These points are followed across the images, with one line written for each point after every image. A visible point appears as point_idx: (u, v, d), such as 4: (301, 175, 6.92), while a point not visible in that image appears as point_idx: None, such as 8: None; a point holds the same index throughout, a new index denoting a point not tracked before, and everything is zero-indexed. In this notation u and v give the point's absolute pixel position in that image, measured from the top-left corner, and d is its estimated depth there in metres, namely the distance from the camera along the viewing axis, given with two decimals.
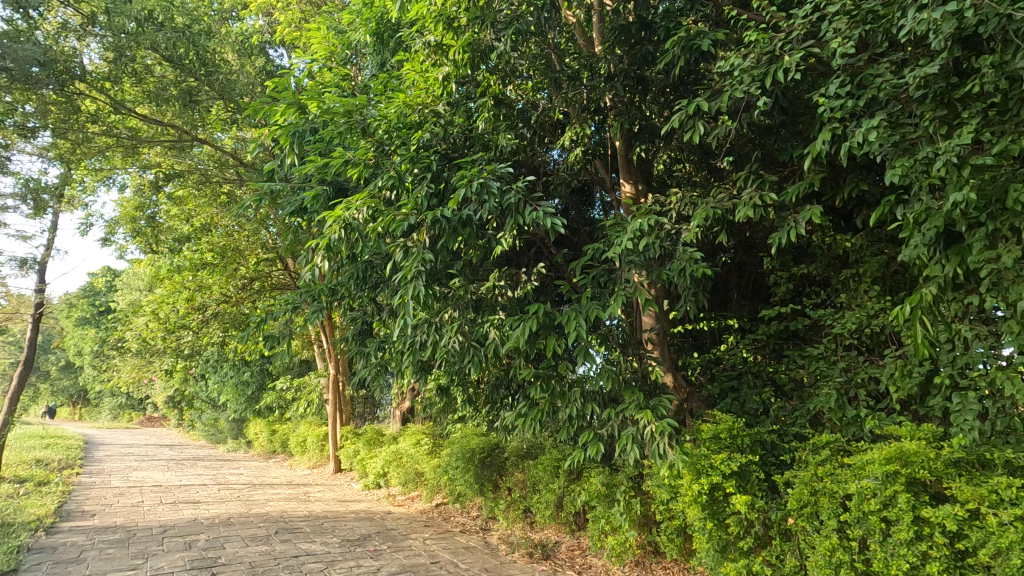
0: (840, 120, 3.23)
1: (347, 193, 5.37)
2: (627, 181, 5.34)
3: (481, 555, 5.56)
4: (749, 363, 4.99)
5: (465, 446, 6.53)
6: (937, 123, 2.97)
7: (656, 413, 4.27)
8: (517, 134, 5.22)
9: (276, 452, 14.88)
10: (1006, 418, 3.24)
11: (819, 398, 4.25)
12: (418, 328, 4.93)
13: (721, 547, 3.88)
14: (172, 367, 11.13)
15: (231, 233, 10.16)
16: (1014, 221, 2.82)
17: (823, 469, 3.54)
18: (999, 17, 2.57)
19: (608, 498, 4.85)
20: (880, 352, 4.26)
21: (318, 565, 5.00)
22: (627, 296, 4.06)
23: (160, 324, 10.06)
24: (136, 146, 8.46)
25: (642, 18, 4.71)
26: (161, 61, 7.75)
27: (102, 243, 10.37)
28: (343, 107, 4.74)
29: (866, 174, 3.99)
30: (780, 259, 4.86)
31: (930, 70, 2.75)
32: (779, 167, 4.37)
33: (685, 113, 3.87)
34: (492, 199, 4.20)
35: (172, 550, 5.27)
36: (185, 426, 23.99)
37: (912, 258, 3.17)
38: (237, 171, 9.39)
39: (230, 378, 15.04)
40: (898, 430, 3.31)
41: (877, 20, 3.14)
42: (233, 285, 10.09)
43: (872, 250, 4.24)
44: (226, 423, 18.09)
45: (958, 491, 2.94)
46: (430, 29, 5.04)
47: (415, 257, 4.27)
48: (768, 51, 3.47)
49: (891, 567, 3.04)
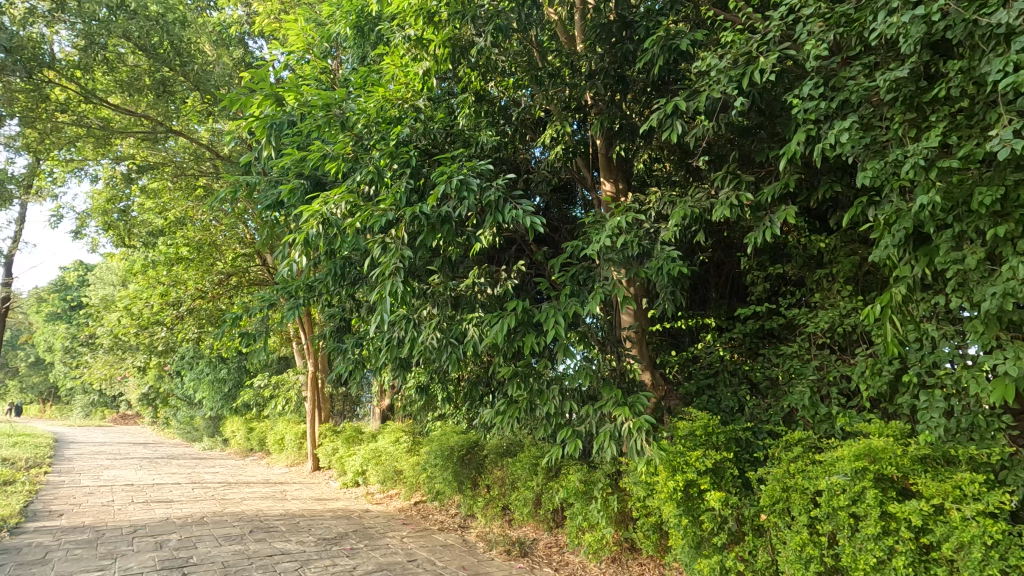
0: (814, 122, 3.29)
1: (326, 188, 5.32)
2: (608, 180, 5.39)
3: (458, 553, 5.53)
4: (726, 361, 5.05)
5: (444, 443, 6.51)
6: (907, 126, 3.03)
7: (634, 410, 4.30)
8: (498, 131, 5.27)
9: (253, 450, 14.69)
10: (970, 416, 3.32)
11: (793, 396, 4.32)
12: (395, 325, 4.89)
13: (696, 543, 3.91)
14: (145, 363, 10.91)
15: (208, 227, 9.84)
16: (980, 223, 2.88)
17: (795, 466, 3.61)
18: (966, 22, 2.62)
19: (585, 496, 4.86)
20: (852, 351, 4.34)
21: (293, 564, 4.92)
22: (605, 294, 4.09)
23: (132, 321, 9.64)
24: (108, 137, 8.29)
25: (623, 17, 4.74)
26: (134, 51, 7.59)
27: (74, 236, 10.14)
28: (322, 100, 4.69)
29: (840, 176, 4.06)
30: (757, 259, 4.93)
31: (900, 74, 2.80)
32: (755, 168, 4.44)
33: (663, 113, 3.90)
34: (472, 195, 4.18)
35: (141, 550, 5.16)
36: (160, 425, 23.61)
37: (882, 259, 3.23)
38: (213, 163, 9.25)
39: (207, 374, 14.81)
40: (867, 427, 3.38)
41: (850, 24, 3.21)
42: (210, 280, 9.93)
43: (845, 251, 4.30)
44: (202, 421, 17.81)
45: (924, 487, 3.01)
46: (410, 23, 5.02)
47: (393, 253, 4.23)
48: (744, 52, 3.51)
49: (859, 561, 3.10)
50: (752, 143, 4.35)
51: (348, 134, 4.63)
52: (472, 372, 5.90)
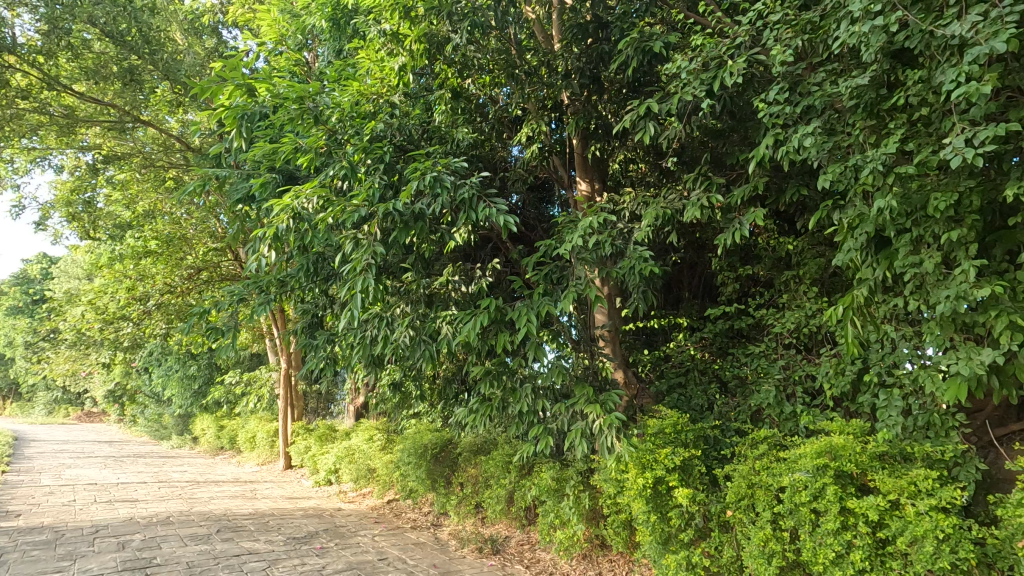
0: (780, 125, 3.38)
1: (298, 182, 5.26)
2: (583, 179, 5.46)
3: (430, 551, 5.52)
4: (696, 360, 5.14)
5: (417, 441, 6.47)
6: (867, 132, 3.12)
7: (605, 407, 4.34)
8: (475, 129, 5.30)
9: (224, 448, 14.43)
10: (927, 414, 3.44)
11: (760, 394, 4.40)
12: (368, 322, 4.83)
13: (663, 539, 3.96)
14: (110, 360, 10.57)
15: (179, 221, 9.55)
16: (936, 227, 2.96)
17: (760, 463, 3.70)
18: (923, 33, 2.67)
19: (558, 492, 4.90)
20: (817, 351, 4.45)
21: (260, 564, 4.84)
22: (577, 293, 4.11)
23: (96, 315, 9.41)
24: (73, 125, 8.09)
25: (599, 18, 4.83)
26: (100, 38, 7.50)
27: (36, 228, 9.80)
28: (295, 92, 4.49)
29: (807, 180, 4.15)
30: (728, 260, 5.03)
31: (860, 82, 2.90)
32: (727, 170, 4.52)
33: (636, 114, 3.95)
34: (445, 193, 4.16)
35: (103, 551, 5.02)
36: (127, 423, 22.91)
37: (845, 262, 3.33)
38: (184, 155, 9.06)
39: (175, 371, 14.46)
40: (829, 425, 3.48)
41: (816, 32, 3.30)
42: (179, 275, 9.65)
43: (812, 253, 4.43)
44: (170, 419, 17.39)
45: (882, 483, 3.09)
46: (385, 17, 4.96)
47: (365, 249, 4.17)
48: (713, 56, 3.58)
49: (818, 555, 3.17)
50: (724, 145, 4.44)
51: (321, 127, 4.54)
52: (447, 370, 5.91)
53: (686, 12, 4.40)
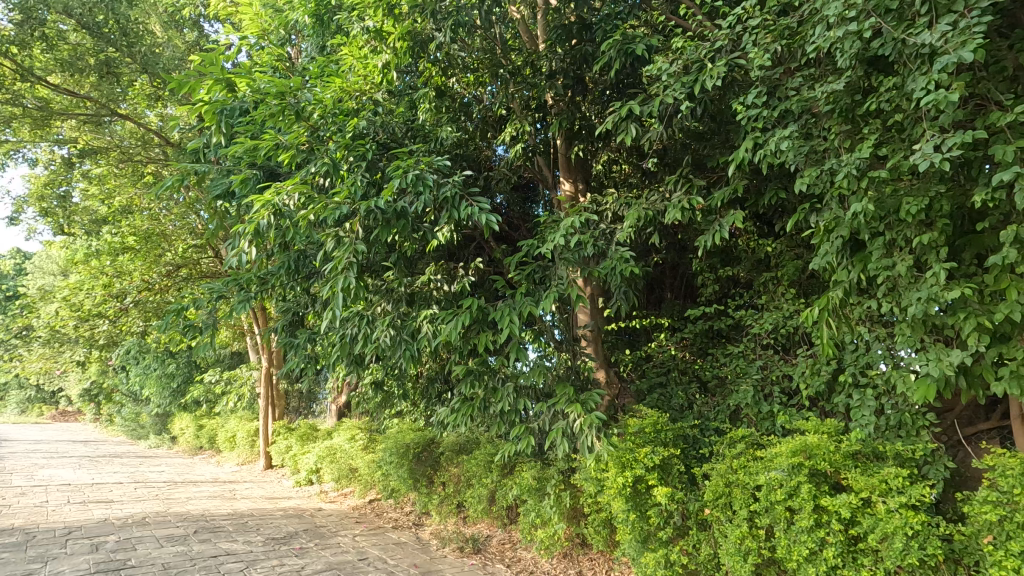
0: (759, 129, 3.44)
1: (280, 178, 5.21)
2: (567, 180, 5.47)
3: (411, 551, 5.50)
4: (677, 360, 5.20)
5: (399, 440, 6.44)
6: (842, 137, 3.19)
7: (585, 407, 4.37)
8: (459, 127, 5.31)
9: (203, 448, 14.23)
10: (899, 413, 3.52)
11: (738, 394, 4.46)
12: (348, 321, 4.79)
13: (642, 537, 3.99)
14: (85, 358, 10.34)
15: (158, 217, 9.40)
16: (908, 231, 3.03)
17: (738, 462, 3.74)
18: (895, 41, 2.73)
19: (539, 492, 4.92)
20: (793, 352, 4.53)
21: (238, 564, 4.79)
22: (558, 293, 4.13)
23: (70, 312, 9.06)
24: (47, 118, 7.92)
25: (583, 18, 4.87)
26: (76, 29, 7.50)
27: (9, 222, 9.58)
28: (276, 88, 4.40)
29: (785, 183, 4.22)
30: (708, 261, 5.11)
31: (835, 87, 2.95)
32: (708, 173, 4.58)
33: (618, 115, 3.98)
34: (428, 191, 4.14)
35: (75, 552, 4.93)
36: (104, 422, 22.49)
37: (821, 264, 3.39)
38: (163, 150, 8.94)
39: (154, 370, 14.21)
40: (804, 425, 3.53)
41: (794, 37, 3.35)
42: (158, 272, 9.25)
43: (790, 256, 4.50)
44: (148, 418, 17.08)
45: (854, 481, 3.15)
46: (369, 14, 4.89)
47: (346, 248, 4.13)
48: (694, 59, 3.61)
49: (793, 552, 3.23)
50: (706, 148, 4.51)
51: (303, 124, 4.46)
52: (430, 369, 5.91)
53: (668, 16, 4.46)
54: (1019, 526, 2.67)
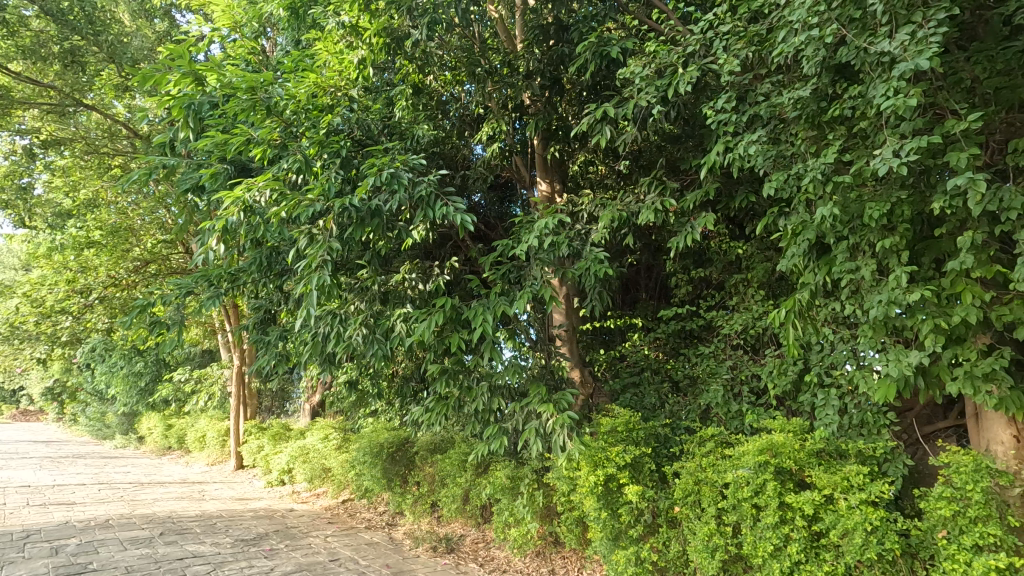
0: (729, 133, 3.50)
1: (252, 173, 5.11)
2: (544, 180, 5.50)
3: (383, 551, 5.46)
4: (650, 360, 5.26)
5: (372, 440, 6.37)
6: (808, 143, 3.27)
7: (558, 407, 4.45)
8: (436, 125, 5.27)
9: (172, 448, 13.90)
10: (861, 413, 3.63)
11: (708, 393, 4.54)
12: (321, 319, 4.72)
13: (613, 535, 4.03)
14: (46, 355, 10.02)
15: (126, 211, 9.01)
16: (871, 236, 3.12)
17: (707, 461, 3.80)
18: (859, 50, 2.81)
19: (512, 491, 4.94)
20: (762, 352, 4.62)
21: (206, 566, 4.70)
22: (532, 293, 4.15)
23: (32, 307, 8.64)
24: (8, 106, 7.61)
25: (559, 20, 4.94)
26: (40, 15, 7.32)
27: None
28: (247, 82, 4.30)
29: (755, 187, 4.33)
30: (681, 263, 5.19)
31: (802, 93, 3.02)
32: (681, 176, 4.66)
33: (593, 117, 3.99)
34: (402, 189, 4.10)
35: (34, 556, 4.77)
36: (67, 422, 21.79)
37: (789, 267, 3.46)
38: (131, 141, 8.72)
39: (120, 368, 13.84)
40: (771, 424, 3.60)
41: (763, 44, 3.42)
42: (125, 267, 9.21)
43: (760, 258, 4.60)
44: (113, 418, 16.64)
45: (818, 479, 3.22)
46: (345, 9, 4.83)
47: (320, 246, 4.08)
48: (668, 63, 3.65)
49: (758, 548, 3.30)
50: (680, 151, 4.59)
51: (275, 120, 4.34)
52: (405, 368, 5.88)
53: (641, 20, 4.49)
54: (970, 521, 2.78)
